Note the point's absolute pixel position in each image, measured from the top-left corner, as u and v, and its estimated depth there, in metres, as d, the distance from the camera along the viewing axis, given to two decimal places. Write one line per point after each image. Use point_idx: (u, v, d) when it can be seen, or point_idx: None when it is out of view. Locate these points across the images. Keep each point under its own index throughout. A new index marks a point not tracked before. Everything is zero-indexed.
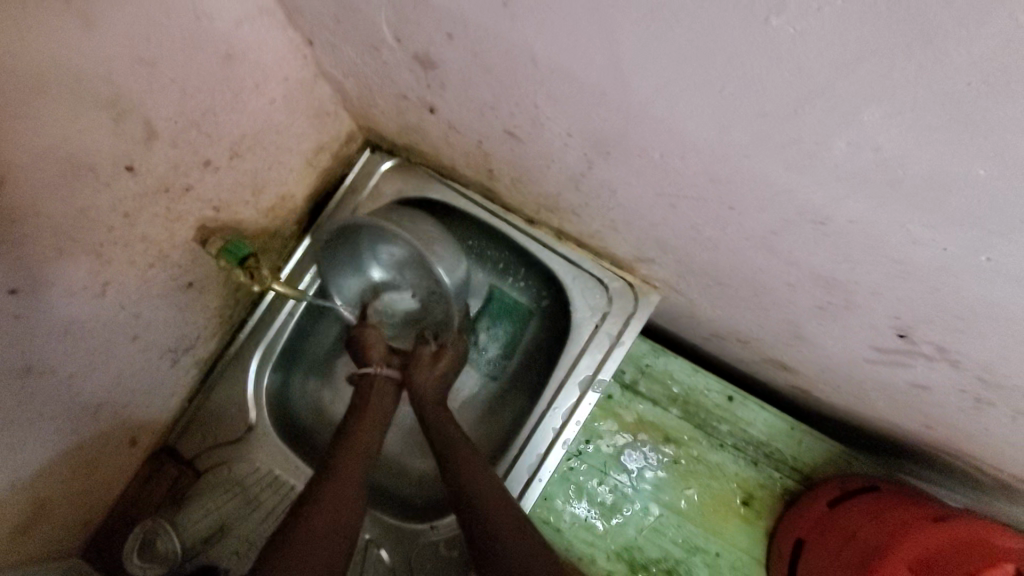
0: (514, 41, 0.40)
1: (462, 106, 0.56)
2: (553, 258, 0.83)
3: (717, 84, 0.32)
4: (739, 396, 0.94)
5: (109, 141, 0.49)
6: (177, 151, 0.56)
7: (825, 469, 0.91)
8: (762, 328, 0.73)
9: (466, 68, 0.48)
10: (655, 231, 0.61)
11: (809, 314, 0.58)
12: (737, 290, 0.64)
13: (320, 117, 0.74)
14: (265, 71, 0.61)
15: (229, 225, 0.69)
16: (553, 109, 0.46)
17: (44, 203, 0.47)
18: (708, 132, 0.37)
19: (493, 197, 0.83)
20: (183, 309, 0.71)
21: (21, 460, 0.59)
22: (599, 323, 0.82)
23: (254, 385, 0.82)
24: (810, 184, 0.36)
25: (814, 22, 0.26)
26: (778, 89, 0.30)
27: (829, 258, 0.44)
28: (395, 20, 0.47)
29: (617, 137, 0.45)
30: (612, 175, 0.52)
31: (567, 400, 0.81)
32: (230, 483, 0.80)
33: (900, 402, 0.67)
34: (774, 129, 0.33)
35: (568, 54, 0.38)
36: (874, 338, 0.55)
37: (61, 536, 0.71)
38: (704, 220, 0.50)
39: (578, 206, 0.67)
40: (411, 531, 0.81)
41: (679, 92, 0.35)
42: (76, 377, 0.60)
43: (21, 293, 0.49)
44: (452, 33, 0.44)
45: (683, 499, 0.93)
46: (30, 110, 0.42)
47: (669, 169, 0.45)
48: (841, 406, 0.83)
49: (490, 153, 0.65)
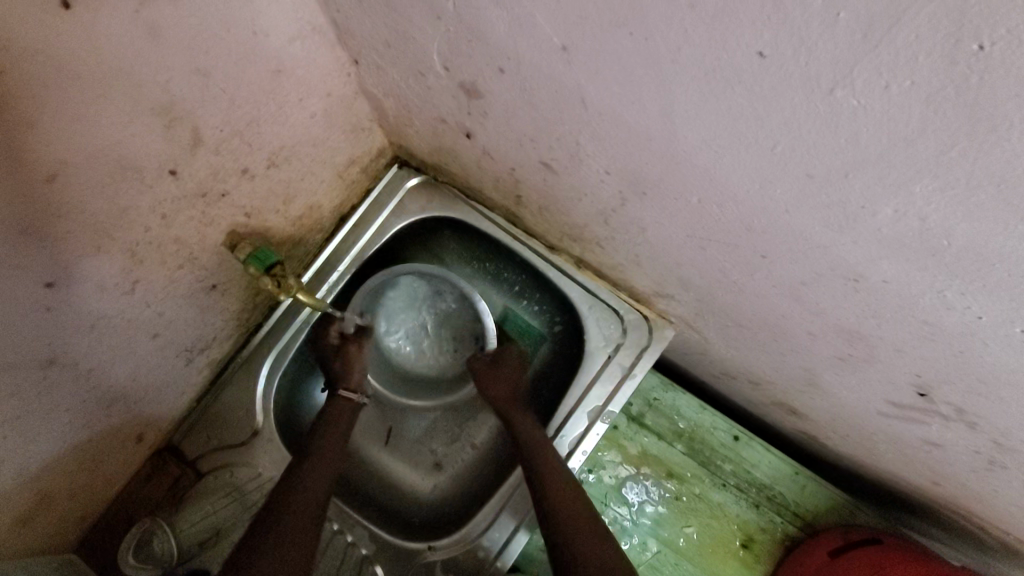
0: (567, 83, 0.41)
1: (501, 135, 0.58)
2: (570, 286, 0.84)
3: (768, 142, 0.34)
4: (745, 437, 0.93)
5: (157, 146, 0.50)
6: (218, 158, 0.58)
7: (828, 517, 0.90)
8: (775, 372, 0.73)
9: (512, 102, 0.49)
10: (679, 270, 0.62)
11: (828, 364, 0.59)
12: (756, 334, 0.64)
13: (356, 132, 0.76)
14: (310, 86, 0.62)
15: (258, 231, 0.70)
16: (594, 147, 0.47)
17: (89, 201, 0.48)
18: (751, 185, 0.38)
19: (517, 221, 0.84)
20: (204, 310, 0.71)
21: (33, 451, 0.59)
22: (611, 354, 0.82)
23: (264, 389, 0.82)
24: (847, 243, 0.37)
25: (875, 99, 0.27)
26: (829, 153, 0.31)
27: (858, 313, 0.45)
28: (446, 50, 0.49)
29: (656, 179, 0.46)
30: (645, 214, 0.53)
31: (574, 429, 0.81)
32: (230, 487, 0.79)
33: (909, 458, 0.67)
34: (819, 189, 0.35)
35: (620, 99, 0.39)
36: (892, 394, 0.56)
37: (59, 528, 0.70)
38: (732, 264, 0.51)
39: (604, 240, 0.68)
40: (407, 550, 0.80)
41: (727, 146, 0.36)
42: (96, 371, 0.60)
43: (55, 288, 0.49)
44: (503, 68, 0.45)
45: (682, 537, 0.92)
46: (88, 113, 0.43)
47: (705, 214, 0.46)
48: (848, 456, 0.83)
49: (521, 180, 0.66)
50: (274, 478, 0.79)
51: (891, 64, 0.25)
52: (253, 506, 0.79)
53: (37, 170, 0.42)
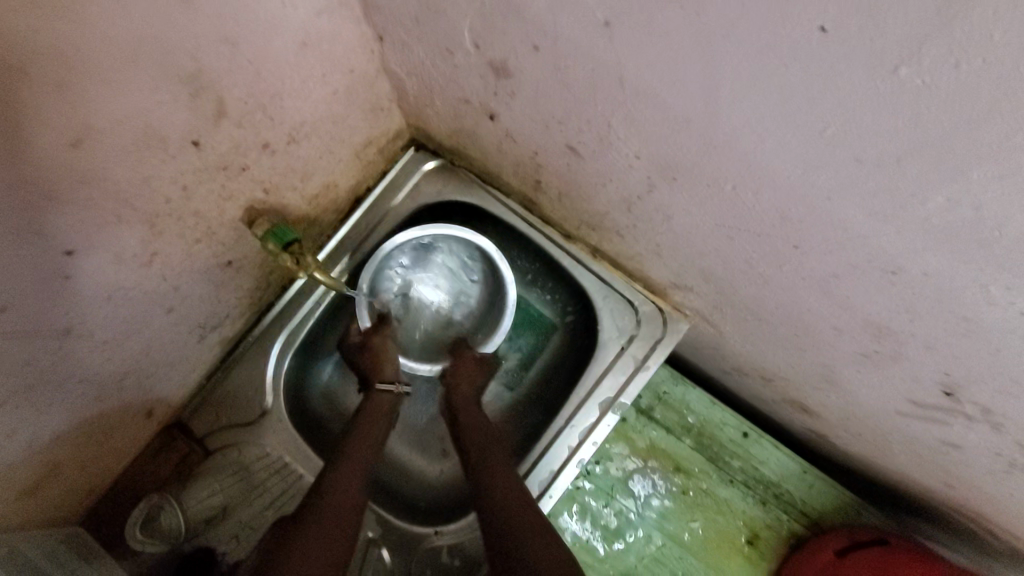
0: (605, 61, 0.40)
1: (527, 116, 0.57)
2: (586, 276, 0.83)
3: (817, 125, 0.33)
4: (754, 434, 0.93)
5: (182, 116, 0.50)
6: (241, 131, 0.57)
7: (835, 516, 0.90)
8: (791, 368, 0.72)
9: (543, 81, 0.48)
10: (701, 260, 0.61)
11: (849, 360, 0.58)
12: (775, 328, 0.64)
13: (375, 112, 0.75)
14: (334, 61, 0.61)
15: (275, 208, 0.70)
16: (626, 131, 0.47)
17: (112, 169, 0.47)
18: (793, 171, 0.38)
19: (534, 208, 0.83)
20: (219, 286, 0.71)
21: (44, 421, 0.59)
22: (625, 345, 0.82)
23: (274, 369, 0.82)
24: (886, 234, 0.37)
25: (941, 79, 0.26)
26: (883, 138, 0.31)
27: (889, 307, 0.44)
28: (479, 26, 0.48)
29: (688, 165, 0.45)
30: (672, 201, 0.52)
31: (585, 419, 0.80)
32: (236, 466, 0.79)
33: (923, 458, 0.66)
34: (867, 175, 0.34)
35: (660, 78, 0.38)
36: (914, 392, 0.55)
37: (66, 501, 0.70)
38: (760, 254, 0.50)
39: (625, 228, 0.67)
40: (413, 534, 0.80)
41: (773, 128, 0.35)
42: (110, 343, 0.60)
43: (74, 256, 0.49)
44: (538, 44, 0.44)
45: (687, 532, 0.92)
46: (116, 78, 0.42)
47: (738, 202, 0.45)
48: (858, 455, 0.82)
49: (544, 165, 0.65)
50: (281, 458, 0.80)
51: (963, 40, 0.24)
52: (259, 486, 0.79)
53: (62, 134, 0.41)
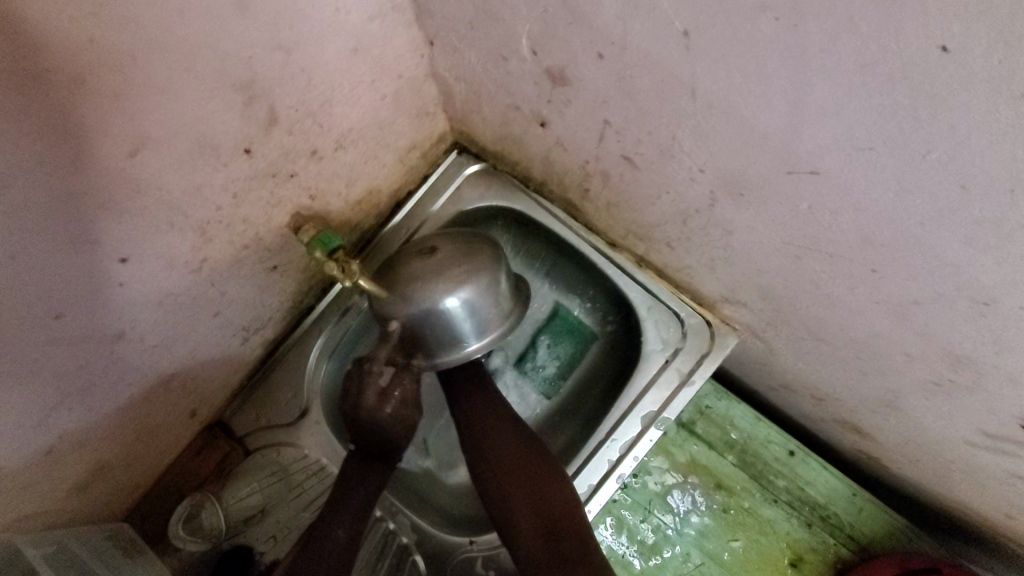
0: (678, 72, 0.38)
1: (582, 125, 0.55)
2: (630, 286, 0.81)
3: (918, 148, 0.30)
4: (801, 453, 0.90)
5: (235, 124, 0.49)
6: (290, 138, 0.56)
7: (885, 542, 0.85)
8: (847, 389, 0.68)
9: (604, 90, 0.46)
10: (760, 277, 0.58)
11: (918, 388, 0.54)
12: (836, 349, 0.60)
13: (421, 116, 0.74)
14: (384, 67, 0.60)
15: (320, 214, 0.69)
16: (692, 143, 0.44)
17: (166, 178, 0.47)
18: (883, 194, 0.35)
19: (577, 214, 0.81)
20: (263, 291, 0.71)
21: (94, 422, 0.59)
22: (669, 358, 0.79)
23: (313, 371, 0.82)
24: (987, 264, 0.33)
25: None
26: (997, 165, 0.27)
27: (976, 339, 0.40)
28: (538, 33, 0.46)
29: (759, 181, 0.43)
30: (735, 217, 0.50)
31: (627, 433, 0.78)
32: (275, 467, 0.80)
33: (985, 488, 0.61)
34: (970, 202, 0.31)
35: (740, 91, 0.36)
36: (987, 424, 0.50)
37: (114, 496, 0.72)
38: (830, 276, 0.47)
39: (676, 240, 0.64)
40: (448, 543, 0.79)
41: (865, 148, 0.33)
42: (158, 347, 0.60)
43: (127, 263, 0.49)
44: (603, 53, 0.42)
45: (727, 551, 0.88)
46: (172, 87, 0.42)
47: (814, 223, 0.42)
48: (914, 481, 0.78)
49: (594, 174, 0.63)
50: (318, 460, 0.80)
51: None
52: (297, 487, 0.80)
53: (118, 143, 0.41)
